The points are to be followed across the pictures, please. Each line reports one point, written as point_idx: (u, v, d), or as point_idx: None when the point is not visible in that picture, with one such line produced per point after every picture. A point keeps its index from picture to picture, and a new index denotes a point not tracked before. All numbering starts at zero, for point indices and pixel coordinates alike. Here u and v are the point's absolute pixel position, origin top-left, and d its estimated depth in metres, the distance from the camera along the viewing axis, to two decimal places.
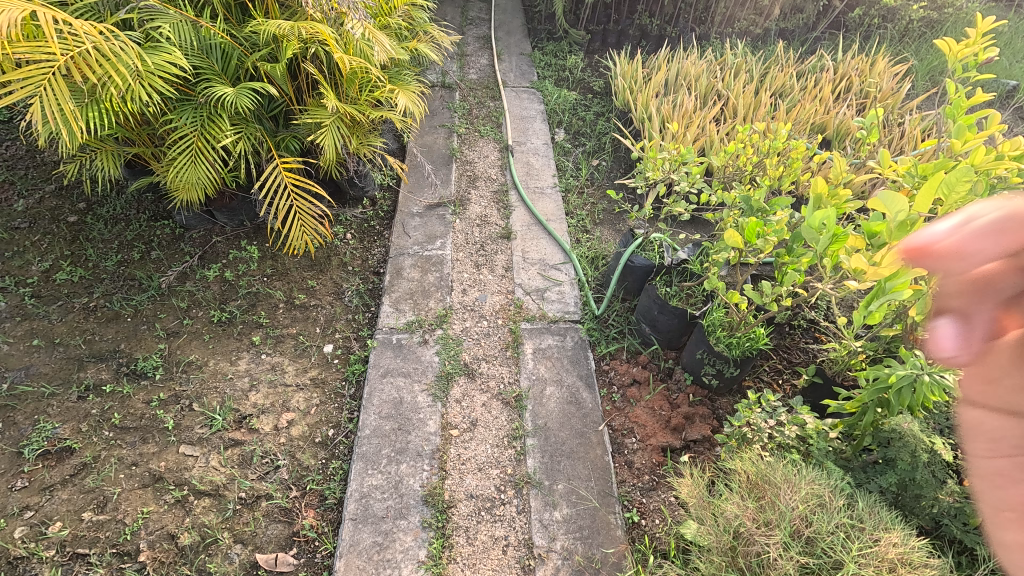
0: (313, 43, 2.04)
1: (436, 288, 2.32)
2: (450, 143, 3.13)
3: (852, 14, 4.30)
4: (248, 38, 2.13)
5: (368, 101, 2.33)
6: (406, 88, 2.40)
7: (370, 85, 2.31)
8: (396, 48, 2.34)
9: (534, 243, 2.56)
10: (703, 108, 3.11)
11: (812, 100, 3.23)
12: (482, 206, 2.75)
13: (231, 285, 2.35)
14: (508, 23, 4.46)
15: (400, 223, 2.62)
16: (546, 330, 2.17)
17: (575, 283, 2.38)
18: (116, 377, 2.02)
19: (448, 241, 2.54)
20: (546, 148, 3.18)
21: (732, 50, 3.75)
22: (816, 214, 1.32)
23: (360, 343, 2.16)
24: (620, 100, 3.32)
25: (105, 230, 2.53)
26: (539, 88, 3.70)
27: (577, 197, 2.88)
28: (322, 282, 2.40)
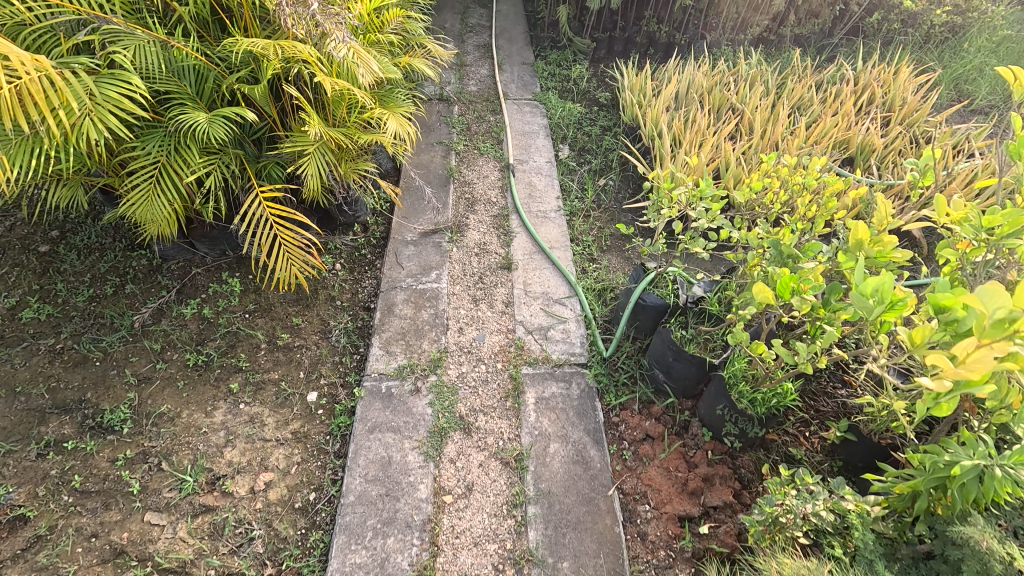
0: (294, 64, 1.87)
1: (430, 327, 2.14)
2: (447, 162, 2.95)
3: (871, 19, 4.10)
4: (227, 57, 1.95)
5: (357, 123, 2.15)
6: (399, 109, 2.22)
7: (359, 106, 2.13)
8: (388, 66, 2.17)
9: (537, 274, 2.38)
10: (717, 124, 2.93)
11: (833, 114, 3.03)
12: (481, 232, 2.57)
13: (209, 324, 2.18)
14: (510, 30, 4.28)
15: (393, 252, 2.44)
16: (549, 375, 1.99)
17: (582, 319, 2.19)
18: (80, 431, 1.85)
19: (444, 273, 2.35)
20: (550, 167, 2.99)
21: (746, 60, 3.56)
22: (868, 279, 1.07)
23: (347, 390, 1.99)
24: (628, 115, 3.14)
25: (78, 261, 2.37)
26: (542, 101, 3.51)
27: (583, 221, 2.69)
28: (307, 319, 2.22)
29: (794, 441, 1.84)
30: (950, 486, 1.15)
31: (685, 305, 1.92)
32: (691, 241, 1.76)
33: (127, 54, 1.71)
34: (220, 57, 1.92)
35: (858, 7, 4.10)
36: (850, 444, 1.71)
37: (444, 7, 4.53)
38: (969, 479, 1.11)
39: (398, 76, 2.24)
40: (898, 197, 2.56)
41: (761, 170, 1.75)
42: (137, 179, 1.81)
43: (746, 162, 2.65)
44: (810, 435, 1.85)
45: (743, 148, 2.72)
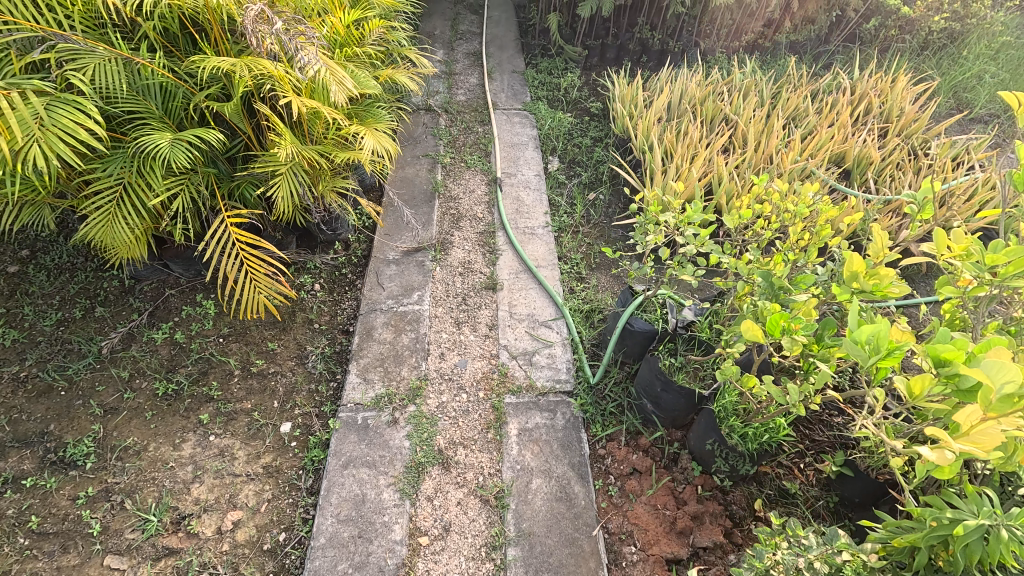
0: (263, 81, 1.79)
1: (410, 353, 2.06)
2: (433, 176, 2.88)
3: (868, 26, 4.02)
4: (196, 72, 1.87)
5: (334, 140, 2.07)
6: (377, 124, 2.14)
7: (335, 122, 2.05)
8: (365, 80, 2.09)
9: (523, 295, 2.30)
10: (710, 136, 2.85)
11: (829, 125, 2.96)
12: (465, 250, 2.49)
13: (181, 349, 2.10)
14: (501, 37, 4.20)
15: (374, 272, 2.36)
16: (533, 404, 1.91)
17: (568, 343, 2.11)
18: (40, 467, 1.76)
19: (426, 294, 2.27)
20: (538, 181, 2.92)
21: (740, 68, 3.48)
22: (863, 328, 0.99)
23: (322, 421, 1.90)
24: (619, 126, 3.06)
25: (47, 282, 2.28)
26: (532, 111, 3.44)
27: (571, 238, 2.62)
28: (284, 343, 2.14)
29: (788, 473, 1.76)
30: (952, 545, 1.07)
31: (675, 329, 1.84)
32: (680, 268, 1.69)
33: (85, 75, 1.64)
34: (187, 72, 1.83)
35: (855, 13, 4.03)
36: (846, 479, 1.63)
37: (434, 13, 4.46)
38: (973, 540, 1.03)
39: (377, 91, 2.16)
40: (896, 213, 2.48)
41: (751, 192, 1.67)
42: (97, 202, 1.78)
43: (739, 177, 2.57)
44: (805, 467, 1.77)
45: (736, 161, 2.64)
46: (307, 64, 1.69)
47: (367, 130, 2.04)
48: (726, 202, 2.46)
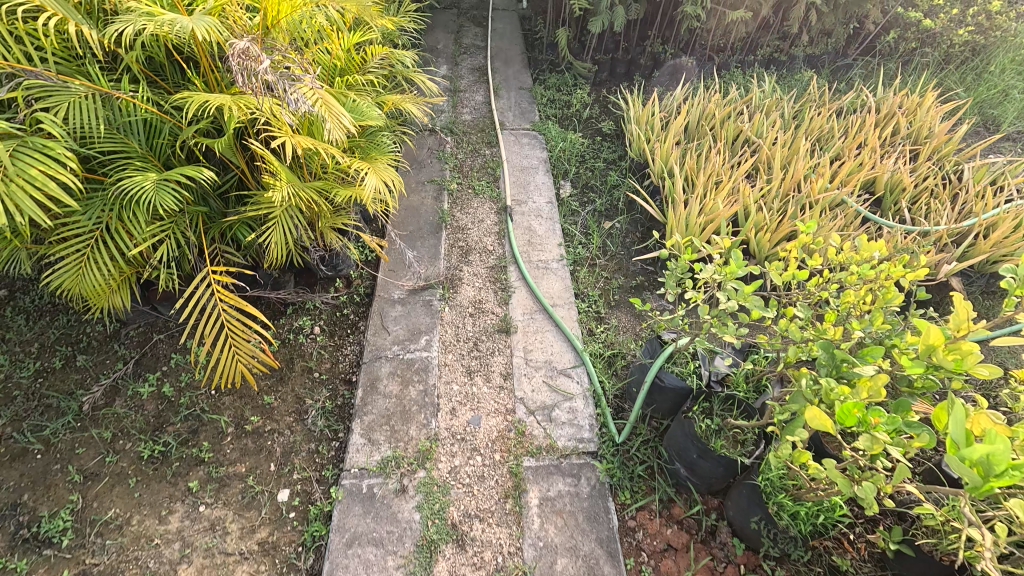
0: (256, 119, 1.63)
1: (418, 408, 1.89)
2: (440, 205, 2.72)
3: (888, 39, 3.88)
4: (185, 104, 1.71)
5: (334, 177, 1.91)
6: (380, 159, 1.98)
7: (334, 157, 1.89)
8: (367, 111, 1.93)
9: (539, 339, 2.13)
10: (733, 161, 2.70)
11: (856, 148, 2.81)
12: (475, 287, 2.33)
13: (170, 403, 1.93)
14: (507, 51, 4.04)
15: (378, 313, 2.19)
16: (555, 469, 1.75)
17: (590, 395, 1.94)
18: (10, 546, 1.59)
19: (434, 339, 2.11)
20: (551, 208, 2.76)
21: (759, 86, 3.34)
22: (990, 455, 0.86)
23: (323, 487, 1.74)
24: (635, 150, 2.92)
25: (26, 326, 2.10)
26: (541, 132, 3.29)
27: (588, 272, 2.46)
28: (281, 396, 1.97)
29: (838, 546, 1.58)
30: None
31: (709, 383, 1.69)
32: (718, 324, 1.50)
33: (57, 115, 1.48)
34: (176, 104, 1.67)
35: (874, 26, 3.89)
36: (906, 558, 1.47)
37: (437, 26, 4.30)
38: None
39: (380, 122, 2.01)
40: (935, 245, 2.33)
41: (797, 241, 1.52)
42: (66, 251, 1.61)
43: (767, 207, 2.40)
44: (856, 539, 1.61)
45: (763, 189, 2.49)
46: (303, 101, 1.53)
47: (371, 166, 1.88)
48: (755, 234, 2.30)
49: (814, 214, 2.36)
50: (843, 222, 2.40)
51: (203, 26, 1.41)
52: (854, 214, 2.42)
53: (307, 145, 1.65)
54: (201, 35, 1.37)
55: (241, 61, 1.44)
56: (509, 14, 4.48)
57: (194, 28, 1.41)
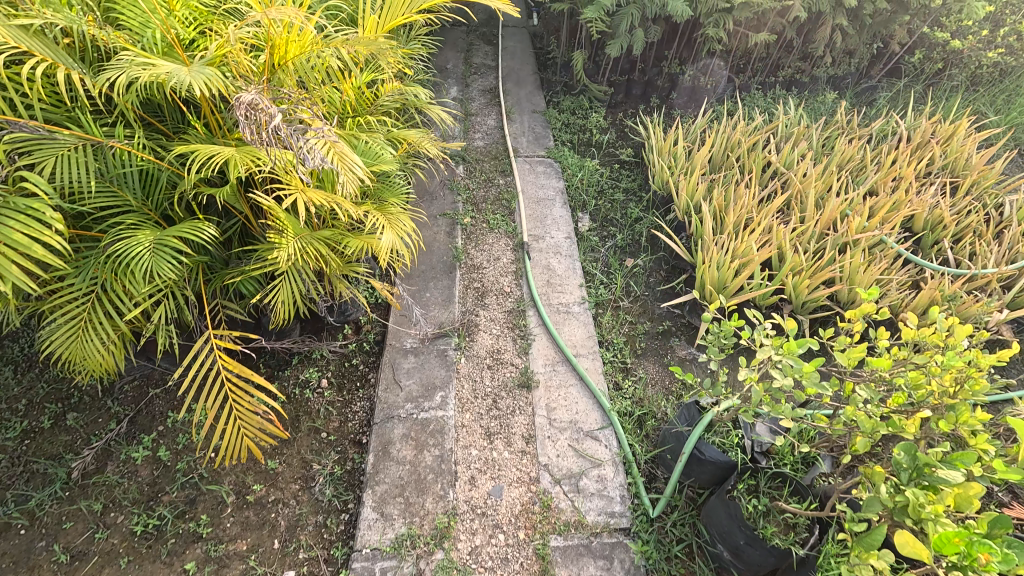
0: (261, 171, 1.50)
1: (434, 477, 1.74)
2: (453, 241, 2.58)
3: (913, 59, 3.75)
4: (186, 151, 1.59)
5: (345, 227, 1.78)
6: (394, 207, 1.85)
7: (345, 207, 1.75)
8: (381, 157, 1.80)
9: (562, 395, 1.99)
10: (763, 195, 2.56)
11: (891, 181, 2.67)
12: (493, 334, 2.19)
13: (166, 469, 1.79)
14: (519, 71, 3.91)
15: (390, 364, 2.05)
16: (584, 550, 1.60)
17: (619, 461, 1.80)
18: None
19: (450, 395, 1.96)
20: (570, 245, 2.62)
21: (783, 112, 3.20)
22: None
23: (332, 569, 1.59)
24: (657, 182, 2.78)
25: (13, 379, 1.95)
26: (557, 159, 3.15)
27: (611, 316, 2.32)
28: (286, 460, 1.82)
29: None
30: None
31: (753, 454, 1.59)
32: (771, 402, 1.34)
33: (44, 171, 1.35)
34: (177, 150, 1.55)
35: (899, 46, 3.76)
36: None
37: (446, 44, 4.17)
38: None
39: (394, 165, 1.87)
40: (983, 290, 2.18)
41: (852, 309, 1.38)
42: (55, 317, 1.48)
43: (803, 247, 2.26)
44: None
45: (796, 229, 2.35)
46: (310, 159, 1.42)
47: (384, 216, 1.75)
48: (792, 278, 2.16)
49: (854, 256, 2.22)
50: (884, 264, 2.25)
51: (200, 78, 1.30)
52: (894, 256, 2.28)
53: (317, 200, 1.53)
54: (200, 91, 1.25)
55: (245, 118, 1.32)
56: (520, 32, 4.35)
57: (192, 82, 1.29)
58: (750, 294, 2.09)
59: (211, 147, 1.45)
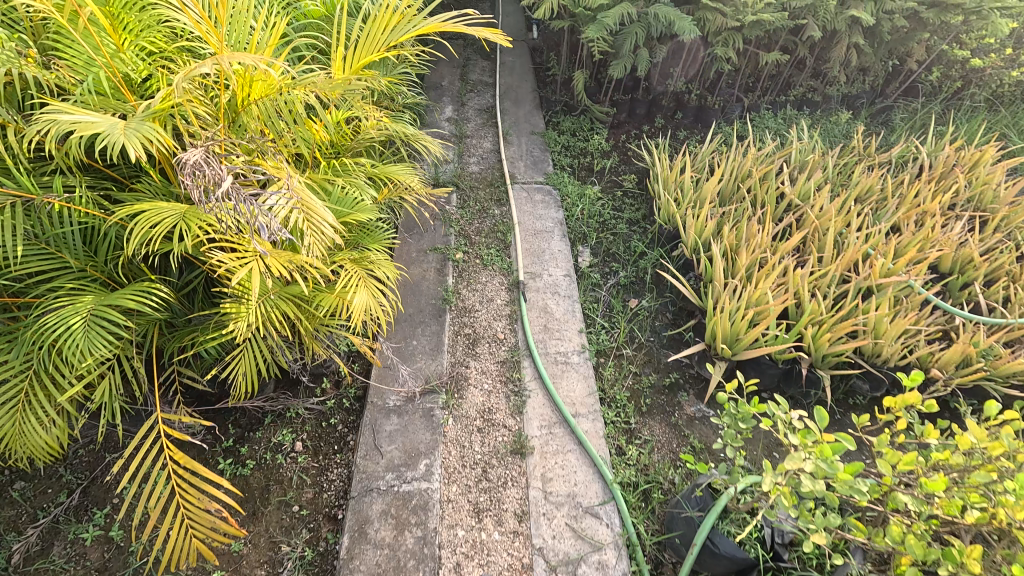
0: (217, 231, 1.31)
1: (415, 563, 1.56)
2: (443, 280, 2.40)
3: (932, 77, 3.56)
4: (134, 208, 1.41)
5: (317, 285, 1.59)
6: (373, 261, 1.66)
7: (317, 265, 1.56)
8: (358, 207, 1.62)
9: (559, 463, 1.80)
10: (776, 232, 2.38)
11: (915, 216, 2.49)
12: (484, 389, 2.00)
13: (118, 550, 1.61)
14: (517, 89, 3.73)
15: (370, 426, 1.87)
16: None
17: (622, 544, 1.62)
18: None
19: (436, 463, 1.78)
20: (569, 284, 2.44)
21: (796, 136, 3.02)
22: None
23: None
24: (663, 216, 2.61)
25: None
26: (556, 187, 2.98)
27: (614, 366, 2.14)
28: (251, 541, 1.64)
29: None
30: None
31: (774, 547, 1.44)
32: (802, 508, 1.17)
33: None
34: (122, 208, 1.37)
35: (917, 64, 3.58)
36: None
37: (442, 59, 4.00)
38: None
39: (373, 214, 1.69)
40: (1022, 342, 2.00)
41: (887, 398, 1.21)
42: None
43: (823, 294, 2.08)
44: None
45: (815, 272, 2.17)
46: (269, 225, 1.25)
47: (359, 273, 1.58)
48: (811, 329, 1.97)
49: (878, 304, 2.03)
50: (911, 312, 2.07)
51: (137, 136, 1.11)
52: (923, 304, 2.09)
53: (279, 266, 1.37)
54: (134, 155, 1.07)
55: (189, 185, 1.15)
56: (519, 45, 4.18)
57: (127, 143, 1.09)
58: (766, 349, 1.91)
59: (161, 208, 1.27)
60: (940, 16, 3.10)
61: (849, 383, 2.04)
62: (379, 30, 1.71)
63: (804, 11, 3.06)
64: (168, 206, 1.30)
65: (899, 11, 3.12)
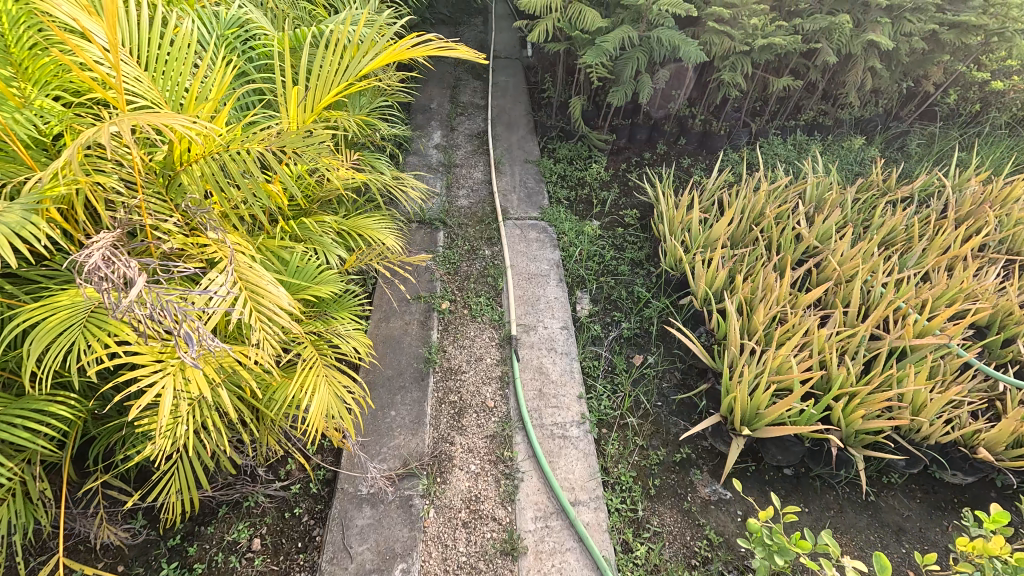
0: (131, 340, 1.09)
1: None
2: (427, 335, 2.17)
3: (950, 100, 3.36)
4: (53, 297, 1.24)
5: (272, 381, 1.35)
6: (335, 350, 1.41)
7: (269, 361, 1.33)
8: (318, 285, 1.37)
9: (557, 565, 1.56)
10: (796, 281, 2.16)
11: (945, 261, 2.27)
12: (472, 471, 1.77)
13: None
14: (510, 112, 3.50)
15: (339, 519, 1.62)
16: None
17: None
18: None
19: (415, 568, 1.53)
20: (566, 338, 2.21)
21: (811, 168, 2.81)
22: None
23: None
24: (669, 260, 2.39)
25: None
26: (552, 223, 2.75)
27: (619, 439, 1.90)
28: None
29: None
30: None
31: None
32: None
33: None
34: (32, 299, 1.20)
35: (935, 87, 3.37)
36: None
37: (431, 80, 3.78)
38: None
39: (338, 289, 1.44)
40: None
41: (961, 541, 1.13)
42: None
43: (852, 359, 1.85)
44: None
45: (841, 333, 1.94)
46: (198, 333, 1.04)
47: (318, 367, 1.34)
48: (841, 402, 1.74)
49: (916, 371, 1.80)
50: (952, 378, 1.84)
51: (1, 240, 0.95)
52: (965, 368, 1.86)
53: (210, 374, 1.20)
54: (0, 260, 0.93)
55: (96, 292, 0.94)
56: (512, 64, 3.96)
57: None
58: (792, 429, 1.68)
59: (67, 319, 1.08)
60: (961, 38, 2.90)
61: (884, 460, 1.81)
62: (338, 62, 1.49)
63: (817, 33, 2.85)
64: (75, 314, 1.10)
65: (918, 33, 2.92)
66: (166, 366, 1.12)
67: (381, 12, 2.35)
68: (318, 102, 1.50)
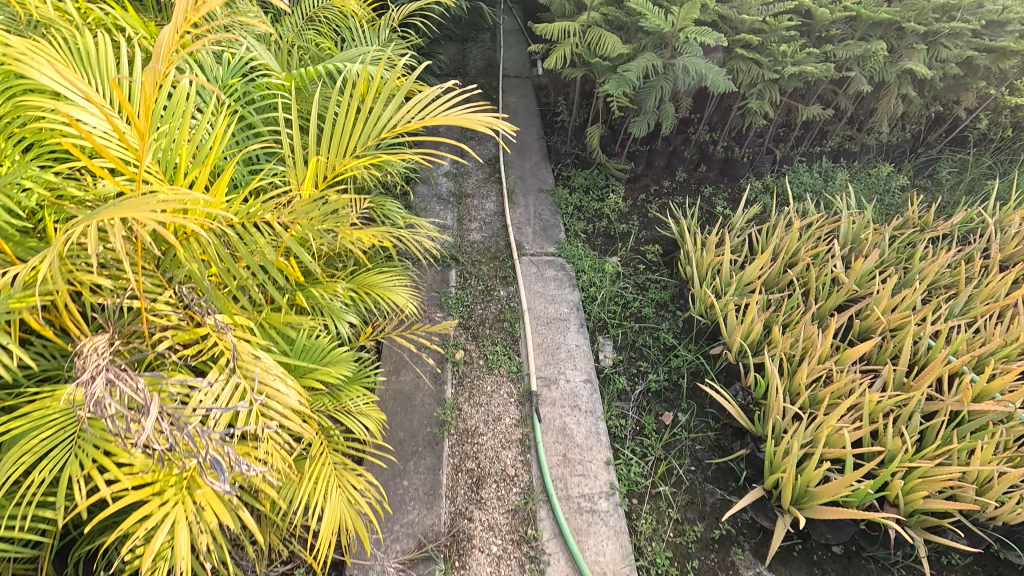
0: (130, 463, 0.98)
1: None
2: (441, 390, 2.01)
3: (982, 126, 3.20)
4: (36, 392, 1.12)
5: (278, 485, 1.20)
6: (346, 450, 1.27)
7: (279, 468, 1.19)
8: (328, 376, 1.24)
9: None
10: (837, 333, 2.00)
11: (996, 310, 2.12)
12: (494, 554, 1.61)
13: None
14: (522, 136, 3.35)
15: None
16: None
17: None
18: None
19: None
20: (589, 393, 2.05)
21: (844, 203, 2.65)
22: None
23: None
24: (698, 306, 2.23)
25: None
26: (570, 260, 2.59)
27: (652, 513, 1.75)
28: None
29: None
30: None
31: None
32: None
33: None
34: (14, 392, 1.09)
35: (966, 112, 3.21)
36: None
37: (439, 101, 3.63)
38: None
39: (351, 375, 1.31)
40: None
41: None
42: None
43: (908, 429, 1.69)
44: None
45: (893, 397, 1.78)
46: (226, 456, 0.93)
47: (330, 472, 1.20)
48: (899, 480, 1.58)
49: (980, 443, 1.64)
50: (1017, 449, 1.68)
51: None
52: None
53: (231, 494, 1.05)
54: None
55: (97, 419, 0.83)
56: (522, 84, 3.81)
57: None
58: (849, 513, 1.51)
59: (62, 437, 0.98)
60: (999, 63, 2.75)
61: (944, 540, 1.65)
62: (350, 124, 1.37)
63: (849, 60, 2.70)
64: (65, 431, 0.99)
65: (954, 60, 2.76)
66: (172, 497, 0.97)
67: (392, 42, 2.20)
68: (330, 163, 1.39)
